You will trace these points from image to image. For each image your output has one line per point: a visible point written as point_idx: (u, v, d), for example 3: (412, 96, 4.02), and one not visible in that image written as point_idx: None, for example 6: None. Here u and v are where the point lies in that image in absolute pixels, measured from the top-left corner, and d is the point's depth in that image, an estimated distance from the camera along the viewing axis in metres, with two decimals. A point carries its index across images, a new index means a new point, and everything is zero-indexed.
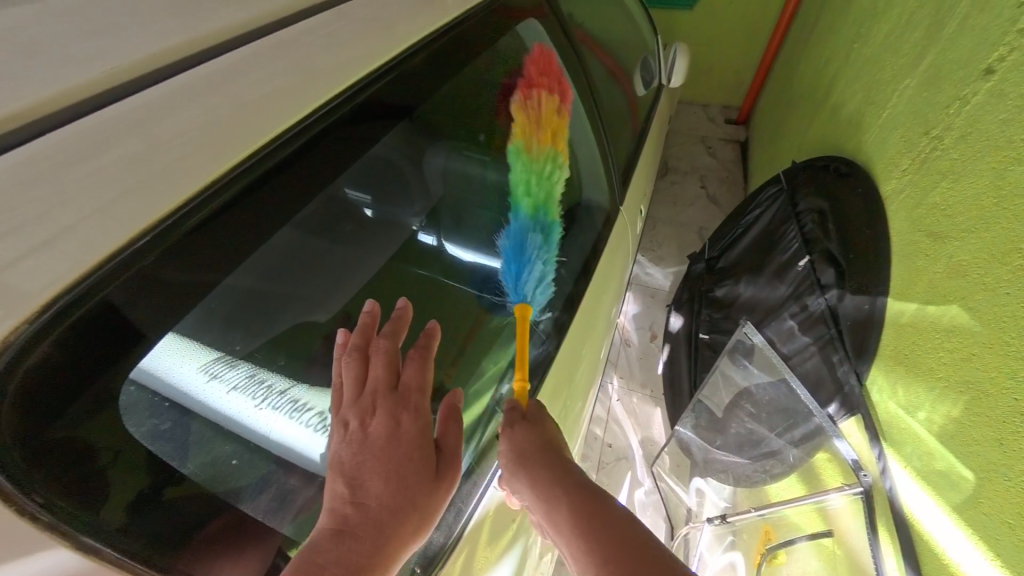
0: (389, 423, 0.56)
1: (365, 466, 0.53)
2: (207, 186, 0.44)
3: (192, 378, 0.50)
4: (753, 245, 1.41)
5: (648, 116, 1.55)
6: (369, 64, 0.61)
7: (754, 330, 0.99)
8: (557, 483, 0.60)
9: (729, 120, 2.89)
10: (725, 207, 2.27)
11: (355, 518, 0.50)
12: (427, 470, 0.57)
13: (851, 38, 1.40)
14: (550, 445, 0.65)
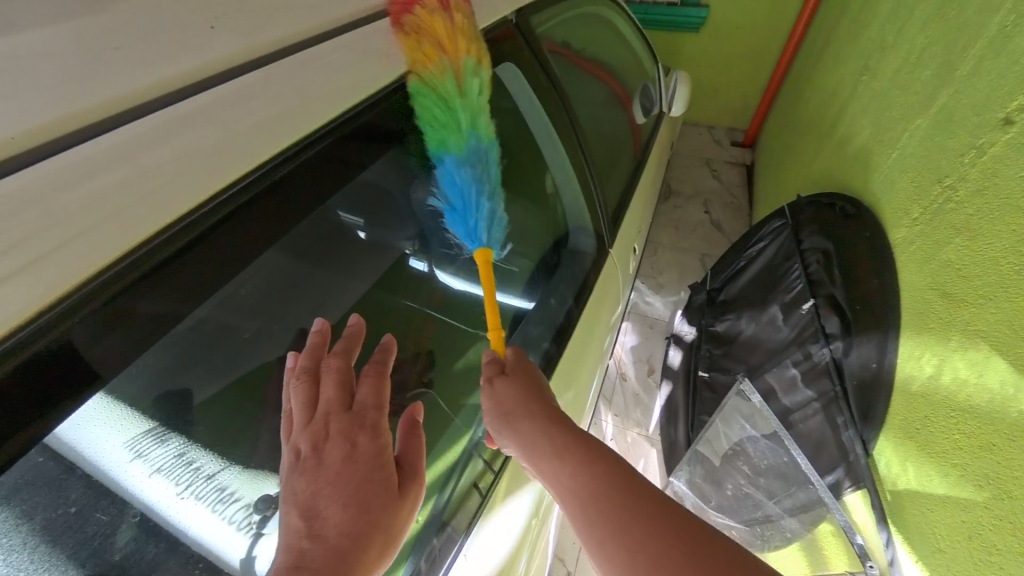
0: (344, 445, 0.48)
1: (319, 494, 0.45)
2: (145, 242, 0.37)
3: (114, 454, 0.44)
4: (755, 281, 1.35)
5: (648, 144, 1.51)
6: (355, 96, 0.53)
7: (752, 389, 0.95)
8: (547, 442, 0.56)
9: (734, 142, 2.84)
10: (729, 233, 2.21)
11: (312, 556, 0.42)
12: (389, 490, 0.49)
13: (859, 69, 1.36)
14: (535, 397, 0.59)
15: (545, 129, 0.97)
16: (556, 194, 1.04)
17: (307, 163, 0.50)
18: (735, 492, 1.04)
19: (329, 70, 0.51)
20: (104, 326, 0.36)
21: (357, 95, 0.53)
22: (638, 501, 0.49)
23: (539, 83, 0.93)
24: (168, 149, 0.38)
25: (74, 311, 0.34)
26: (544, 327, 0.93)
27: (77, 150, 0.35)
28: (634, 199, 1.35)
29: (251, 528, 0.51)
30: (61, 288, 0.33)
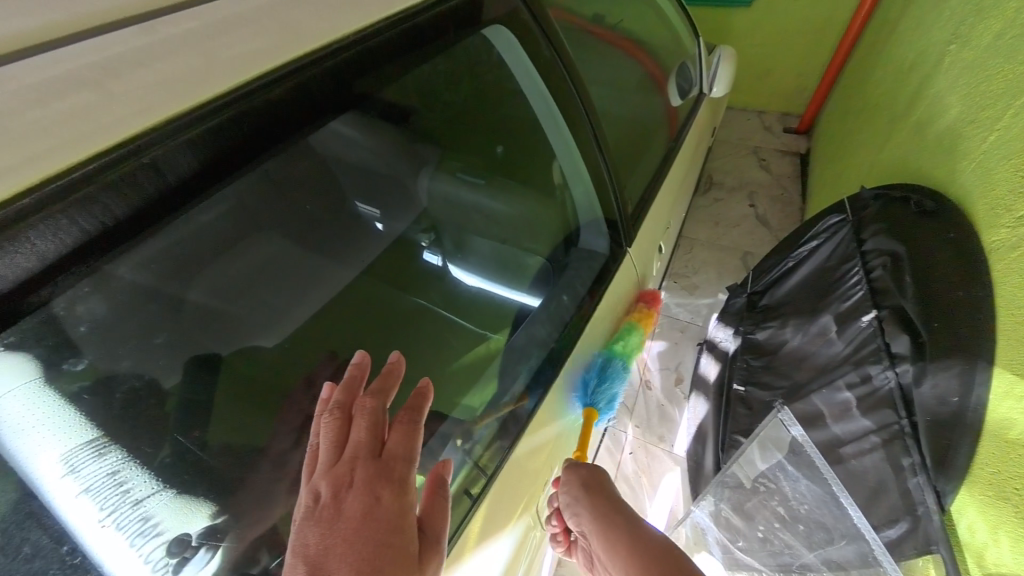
0: (367, 498, 0.39)
1: (329, 552, 0.36)
2: (13, 201, 0.31)
3: (40, 457, 0.39)
4: (804, 285, 1.19)
5: (686, 128, 1.35)
6: (287, 52, 0.44)
7: (792, 420, 0.86)
8: (614, 517, 0.70)
9: (787, 129, 2.58)
10: (777, 229, 2.00)
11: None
12: (407, 561, 0.39)
13: (948, 37, 1.14)
14: (603, 487, 0.75)
15: (548, 111, 0.81)
16: (564, 184, 0.89)
17: (245, 134, 0.43)
18: (767, 535, 0.95)
19: (282, 29, 0.45)
20: None
21: (289, 54, 0.44)
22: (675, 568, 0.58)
23: (542, 58, 0.74)
24: (69, 104, 0.34)
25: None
26: (551, 326, 0.80)
27: None
28: (665, 186, 1.20)
29: (167, 571, 0.43)
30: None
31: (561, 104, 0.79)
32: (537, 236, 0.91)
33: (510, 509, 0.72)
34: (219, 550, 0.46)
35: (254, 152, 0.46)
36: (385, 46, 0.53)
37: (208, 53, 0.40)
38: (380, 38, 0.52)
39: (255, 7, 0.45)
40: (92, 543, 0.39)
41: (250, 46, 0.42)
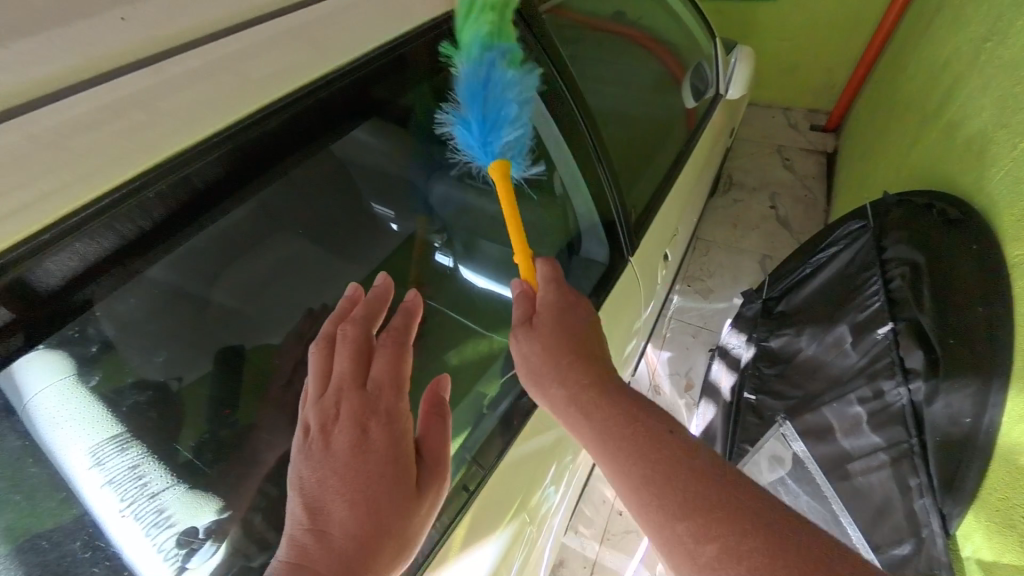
0: (353, 431, 0.43)
1: (323, 484, 0.41)
2: (64, 220, 0.34)
3: (71, 452, 0.43)
4: (822, 291, 1.15)
5: (701, 130, 1.32)
6: (319, 70, 0.47)
7: (794, 436, 0.97)
8: (589, 398, 0.54)
9: (815, 126, 2.49)
10: (798, 232, 1.94)
11: (313, 552, 0.38)
12: (404, 485, 0.44)
13: (985, 33, 1.09)
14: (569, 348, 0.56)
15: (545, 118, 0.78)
16: (564, 195, 0.87)
17: (268, 141, 0.46)
18: None
19: (305, 51, 0.46)
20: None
21: (309, 75, 0.46)
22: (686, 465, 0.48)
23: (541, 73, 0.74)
24: (125, 125, 0.36)
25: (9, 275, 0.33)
26: None
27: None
28: (675, 190, 1.19)
29: (176, 560, 0.46)
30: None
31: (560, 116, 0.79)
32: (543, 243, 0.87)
33: (501, 510, 0.73)
34: (225, 541, 0.49)
35: (281, 153, 0.48)
36: (373, 78, 0.54)
37: (244, 74, 0.42)
38: (406, 47, 0.56)
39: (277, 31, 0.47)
40: (113, 531, 0.44)
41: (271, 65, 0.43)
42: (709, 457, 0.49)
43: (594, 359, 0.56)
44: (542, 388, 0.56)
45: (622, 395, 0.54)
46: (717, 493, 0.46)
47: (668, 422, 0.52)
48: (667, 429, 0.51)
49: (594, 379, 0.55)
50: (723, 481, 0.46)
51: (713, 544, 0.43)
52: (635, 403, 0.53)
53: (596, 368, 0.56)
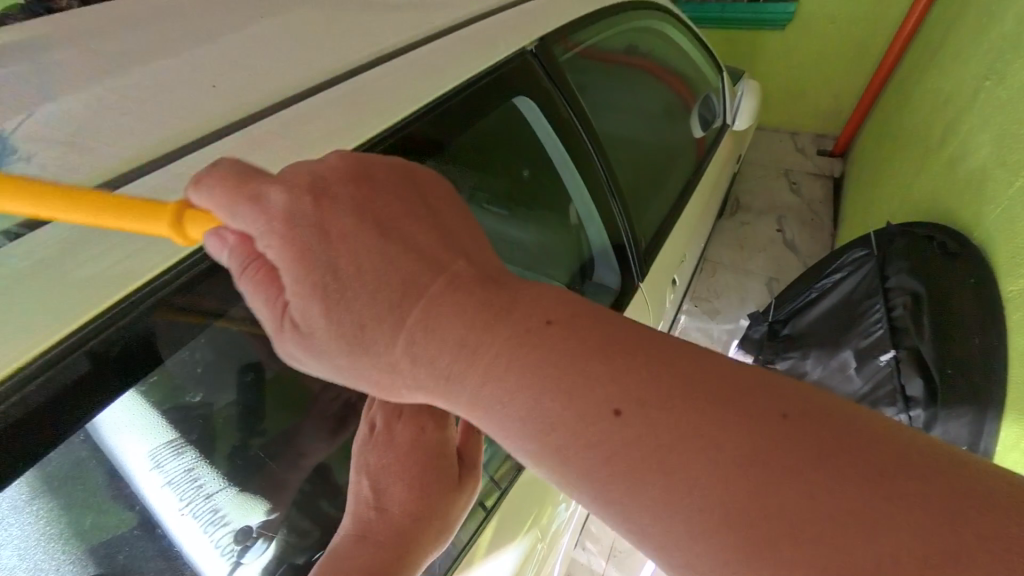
0: (413, 425, 0.45)
1: (387, 470, 0.45)
2: (177, 263, 0.42)
3: (132, 460, 0.46)
4: (828, 315, 1.18)
5: (708, 158, 1.38)
6: (374, 128, 0.54)
7: None
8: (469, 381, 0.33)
9: (822, 151, 2.55)
10: (805, 255, 1.98)
11: (376, 526, 0.44)
12: (447, 478, 0.46)
13: (983, 73, 1.14)
14: (378, 256, 0.34)
15: (562, 155, 0.84)
16: (579, 223, 0.91)
17: None
18: None
19: (361, 114, 0.54)
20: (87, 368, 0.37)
21: (367, 132, 0.53)
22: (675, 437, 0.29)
23: (560, 114, 0.81)
24: None
25: (56, 365, 0.35)
26: None
27: (117, 194, 0.42)
28: (684, 217, 1.24)
29: (232, 555, 0.52)
30: (55, 334, 0.36)
31: (575, 151, 0.85)
32: (557, 263, 0.89)
33: (517, 523, 0.76)
34: (273, 542, 0.54)
35: None
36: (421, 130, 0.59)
37: (308, 135, 0.50)
38: (450, 100, 0.63)
39: (337, 96, 0.55)
40: (175, 527, 0.49)
41: (333, 126, 0.51)
42: (697, 438, 0.29)
43: (449, 324, 0.33)
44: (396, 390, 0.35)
45: (518, 373, 0.32)
46: (735, 505, 0.28)
47: (605, 397, 0.31)
48: (610, 410, 0.30)
49: (451, 341, 0.33)
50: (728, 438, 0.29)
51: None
52: (552, 391, 0.31)
53: (456, 342, 0.33)
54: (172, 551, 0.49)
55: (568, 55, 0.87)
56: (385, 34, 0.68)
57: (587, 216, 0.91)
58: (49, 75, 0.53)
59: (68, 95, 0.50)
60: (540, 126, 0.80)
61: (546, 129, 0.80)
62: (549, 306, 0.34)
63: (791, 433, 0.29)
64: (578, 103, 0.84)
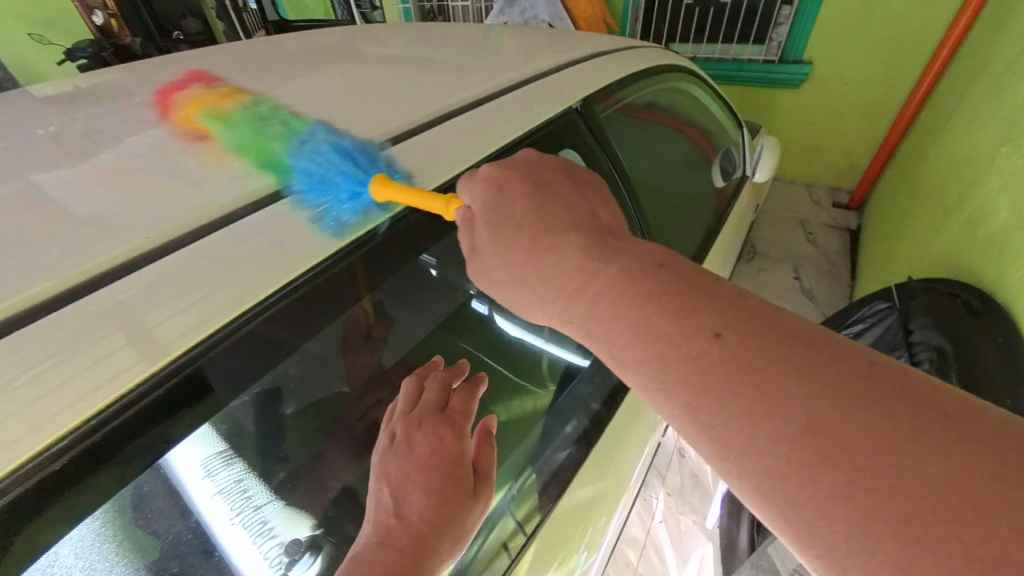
0: (432, 438, 0.54)
1: (407, 477, 0.51)
2: (260, 303, 0.45)
3: (188, 472, 0.47)
4: None
5: (730, 206, 1.44)
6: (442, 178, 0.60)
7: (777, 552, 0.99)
8: (592, 299, 0.43)
9: (838, 204, 2.61)
10: (824, 304, 1.98)
11: (397, 531, 0.48)
12: (463, 487, 0.53)
13: (998, 140, 1.19)
14: (534, 208, 0.48)
15: None
16: None
17: (396, 245, 0.58)
18: None
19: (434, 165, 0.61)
20: (161, 408, 0.39)
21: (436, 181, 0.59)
22: (775, 354, 0.36)
23: (599, 165, 0.87)
24: (293, 228, 0.50)
25: (136, 406, 0.37)
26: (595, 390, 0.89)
27: (211, 240, 0.46)
28: (707, 263, 1.28)
29: (281, 567, 0.53)
30: (140, 375, 0.38)
31: (613, 200, 0.91)
32: None
33: (542, 562, 0.75)
34: (320, 555, 0.56)
35: (407, 257, 0.60)
36: None
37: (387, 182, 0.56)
38: (507, 153, 0.69)
39: (411, 148, 0.62)
40: (225, 539, 0.50)
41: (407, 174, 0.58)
42: (781, 359, 0.36)
43: (574, 257, 0.44)
44: (531, 300, 0.47)
45: (634, 295, 0.41)
46: (800, 409, 0.34)
47: (709, 321, 0.38)
48: (711, 331, 0.38)
49: (579, 268, 0.44)
50: (823, 362, 0.35)
51: (810, 480, 0.32)
52: (660, 309, 0.40)
53: (582, 269, 0.43)
54: (226, 564, 0.49)
55: (609, 111, 0.96)
56: (455, 88, 0.78)
57: None
58: (188, 117, 0.64)
59: (191, 142, 0.58)
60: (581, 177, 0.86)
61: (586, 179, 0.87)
62: (664, 257, 0.44)
63: (876, 375, 0.34)
64: (617, 156, 0.91)
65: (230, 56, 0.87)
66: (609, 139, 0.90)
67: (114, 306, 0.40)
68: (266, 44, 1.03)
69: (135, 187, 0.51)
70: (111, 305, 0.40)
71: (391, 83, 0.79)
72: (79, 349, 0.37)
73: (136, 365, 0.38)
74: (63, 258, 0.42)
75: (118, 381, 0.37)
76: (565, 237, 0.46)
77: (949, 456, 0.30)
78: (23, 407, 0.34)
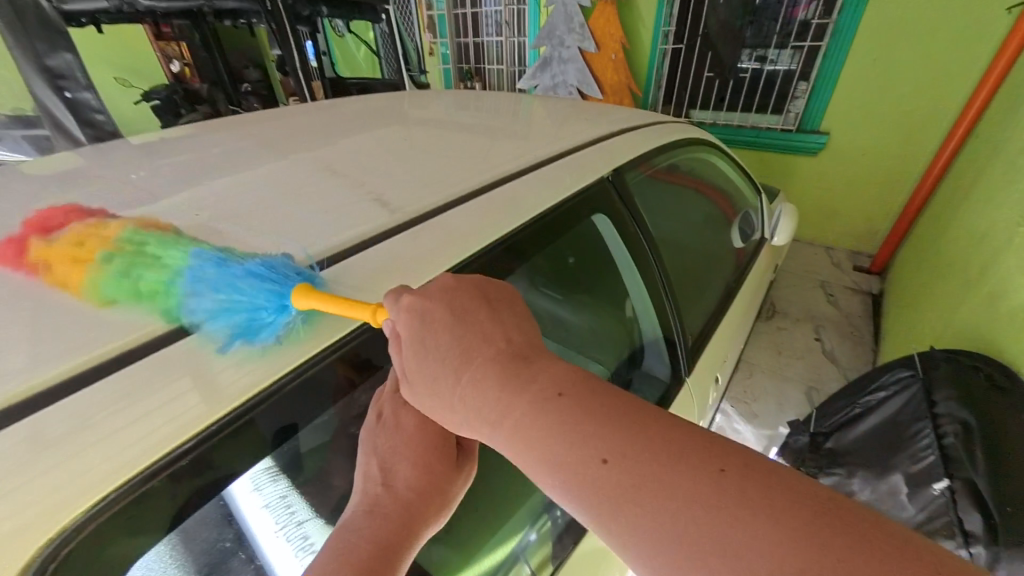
0: (418, 413, 0.52)
1: (394, 450, 0.50)
2: (324, 350, 0.50)
3: (238, 488, 0.49)
4: (875, 434, 1.16)
5: (750, 266, 1.49)
6: (492, 234, 0.67)
7: None
8: (500, 423, 0.43)
9: (859, 267, 2.64)
10: (845, 367, 1.95)
11: (385, 501, 0.47)
12: (448, 458, 0.52)
13: (1015, 219, 1.23)
14: (449, 329, 0.46)
15: (625, 260, 0.97)
16: (634, 316, 1.00)
17: None
18: None
19: (485, 223, 0.68)
20: (239, 437, 0.43)
21: (487, 238, 0.67)
22: (660, 478, 0.37)
23: (628, 228, 0.95)
24: (359, 279, 0.56)
25: (216, 436, 0.41)
26: None
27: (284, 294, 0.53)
28: (728, 320, 1.30)
29: None
30: (203, 421, 0.41)
31: (640, 258, 0.97)
32: (608, 350, 0.97)
33: None
34: None
35: None
36: (525, 238, 0.73)
37: (443, 236, 0.64)
38: (548, 215, 0.77)
39: (465, 207, 0.70)
40: (270, 548, 0.53)
41: (460, 230, 0.65)
42: (653, 478, 0.37)
43: (489, 389, 0.43)
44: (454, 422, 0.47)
45: (536, 426, 0.42)
46: (691, 530, 0.35)
47: (595, 446, 0.40)
48: (599, 458, 0.39)
49: (488, 399, 0.43)
50: (699, 481, 0.36)
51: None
52: (560, 439, 0.41)
53: (500, 400, 0.43)
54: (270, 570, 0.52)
55: (639, 175, 1.05)
56: (505, 156, 0.89)
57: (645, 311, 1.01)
58: (280, 172, 0.76)
59: (281, 194, 0.69)
60: (610, 237, 0.94)
61: (616, 240, 0.95)
62: (563, 383, 0.44)
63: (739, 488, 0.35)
64: (644, 219, 0.99)
65: (312, 121, 1.04)
66: (638, 203, 0.98)
67: (188, 351, 0.45)
68: (345, 107, 1.21)
69: (231, 232, 0.59)
70: (200, 344, 0.46)
71: (449, 147, 0.91)
72: (174, 382, 0.42)
73: (222, 399, 0.43)
74: (144, 307, 0.47)
75: (206, 412, 0.41)
76: (476, 362, 0.45)
77: (809, 547, 0.32)
78: (102, 442, 0.37)
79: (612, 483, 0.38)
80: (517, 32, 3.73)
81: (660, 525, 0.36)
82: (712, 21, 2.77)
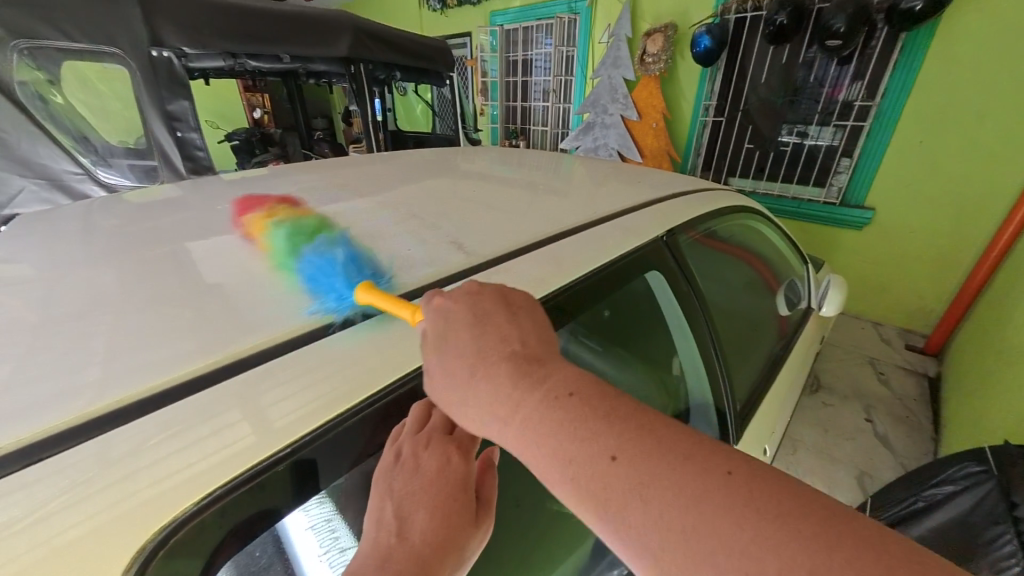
0: (441, 456, 0.45)
1: (411, 495, 0.42)
2: (381, 390, 0.48)
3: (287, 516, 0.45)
4: (944, 534, 1.04)
5: (797, 336, 1.45)
6: (551, 285, 0.70)
7: None
8: (509, 421, 0.41)
9: (911, 347, 2.50)
10: (901, 453, 1.78)
11: (398, 556, 0.39)
12: (467, 514, 0.44)
13: None
14: (475, 328, 0.45)
15: (676, 317, 0.99)
16: (681, 374, 1.02)
17: None
18: None
19: (548, 273, 0.72)
20: (287, 478, 0.41)
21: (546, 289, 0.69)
22: (674, 480, 0.35)
23: (681, 289, 0.97)
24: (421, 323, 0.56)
25: (264, 475, 0.39)
26: None
27: (350, 329, 0.53)
28: (773, 391, 1.25)
29: None
30: (253, 458, 0.39)
31: (689, 318, 0.98)
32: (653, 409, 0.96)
33: None
34: None
35: None
36: (584, 290, 0.76)
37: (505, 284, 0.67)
38: (605, 270, 0.81)
39: (527, 257, 0.74)
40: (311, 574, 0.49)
41: (522, 279, 0.69)
42: (665, 477, 0.35)
43: (503, 383, 0.41)
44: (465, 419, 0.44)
45: (543, 424, 0.39)
46: (708, 533, 0.33)
47: (604, 444, 0.38)
48: (607, 456, 0.37)
49: (501, 395, 0.41)
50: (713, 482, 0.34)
51: None
52: (574, 438, 0.38)
53: (512, 395, 0.41)
54: None
55: (687, 239, 1.07)
56: (563, 211, 0.95)
57: (693, 369, 1.01)
58: (359, 213, 0.84)
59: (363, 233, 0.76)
60: (663, 294, 0.97)
61: (668, 298, 0.97)
62: (575, 383, 0.42)
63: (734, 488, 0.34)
64: (694, 280, 1.00)
65: (387, 169, 1.15)
66: (688, 264, 1.00)
67: (250, 380, 0.44)
68: (408, 158, 1.35)
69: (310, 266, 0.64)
70: (262, 375, 0.45)
71: (510, 201, 0.98)
72: (232, 412, 0.41)
73: (276, 434, 0.41)
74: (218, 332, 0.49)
75: (260, 447, 0.40)
76: (497, 361, 0.43)
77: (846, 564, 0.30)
78: (153, 481, 0.36)
79: (624, 479, 0.36)
80: (563, 99, 4.03)
81: (677, 526, 0.34)
82: (753, 99, 2.92)
